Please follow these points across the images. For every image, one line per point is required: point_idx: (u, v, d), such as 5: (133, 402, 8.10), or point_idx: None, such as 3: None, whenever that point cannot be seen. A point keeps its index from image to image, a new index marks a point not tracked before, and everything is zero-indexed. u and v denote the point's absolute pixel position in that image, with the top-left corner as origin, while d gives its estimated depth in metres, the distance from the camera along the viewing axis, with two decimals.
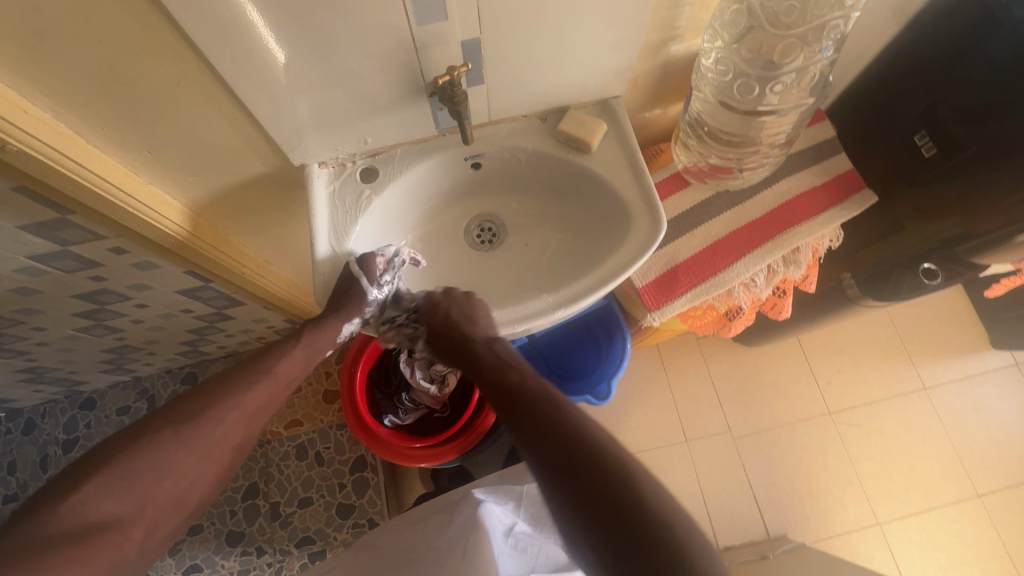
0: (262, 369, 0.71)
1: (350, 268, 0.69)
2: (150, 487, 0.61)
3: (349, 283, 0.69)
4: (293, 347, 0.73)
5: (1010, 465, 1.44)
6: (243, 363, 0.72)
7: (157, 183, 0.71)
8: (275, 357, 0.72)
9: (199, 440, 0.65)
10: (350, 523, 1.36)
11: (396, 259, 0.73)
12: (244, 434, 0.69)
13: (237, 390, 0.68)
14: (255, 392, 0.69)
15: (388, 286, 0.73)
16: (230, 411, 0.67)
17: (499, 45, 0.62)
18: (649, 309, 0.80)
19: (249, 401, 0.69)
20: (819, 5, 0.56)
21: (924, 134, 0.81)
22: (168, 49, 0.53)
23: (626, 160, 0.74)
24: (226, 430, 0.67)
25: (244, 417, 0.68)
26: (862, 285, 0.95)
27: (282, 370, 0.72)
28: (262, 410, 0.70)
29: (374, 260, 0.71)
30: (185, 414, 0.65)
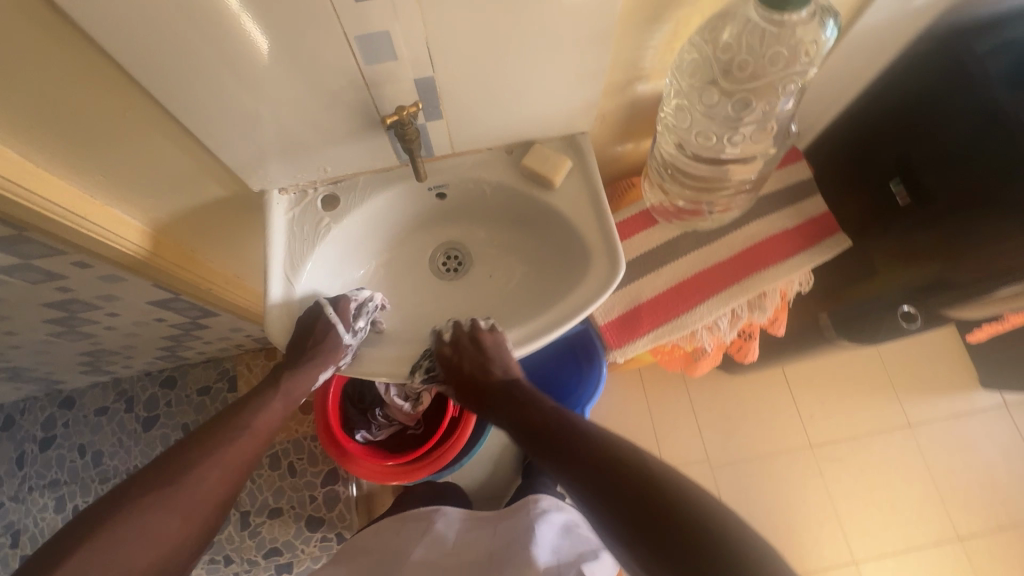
0: (241, 423, 0.73)
1: (325, 312, 0.69)
2: (136, 553, 0.61)
3: (324, 331, 0.68)
4: (272, 398, 0.75)
5: (994, 508, 1.40)
6: (220, 418, 0.73)
7: (114, 205, 0.71)
8: (254, 410, 0.74)
9: (183, 501, 0.65)
10: (318, 536, 1.36)
11: (370, 303, 0.74)
12: (230, 488, 0.69)
13: (217, 444, 0.69)
14: (236, 445, 0.70)
15: (360, 331, 0.72)
16: (214, 468, 0.68)
17: (454, 83, 0.61)
18: (610, 347, 0.80)
19: (233, 455, 0.70)
20: (773, 60, 0.57)
21: (899, 182, 0.81)
22: (103, 76, 0.54)
23: (588, 199, 0.73)
24: (212, 487, 0.67)
25: (229, 472, 0.69)
26: (839, 326, 0.90)
27: (262, 422, 0.74)
28: (246, 463, 0.71)
29: (348, 304, 0.71)
30: (166, 475, 0.65)
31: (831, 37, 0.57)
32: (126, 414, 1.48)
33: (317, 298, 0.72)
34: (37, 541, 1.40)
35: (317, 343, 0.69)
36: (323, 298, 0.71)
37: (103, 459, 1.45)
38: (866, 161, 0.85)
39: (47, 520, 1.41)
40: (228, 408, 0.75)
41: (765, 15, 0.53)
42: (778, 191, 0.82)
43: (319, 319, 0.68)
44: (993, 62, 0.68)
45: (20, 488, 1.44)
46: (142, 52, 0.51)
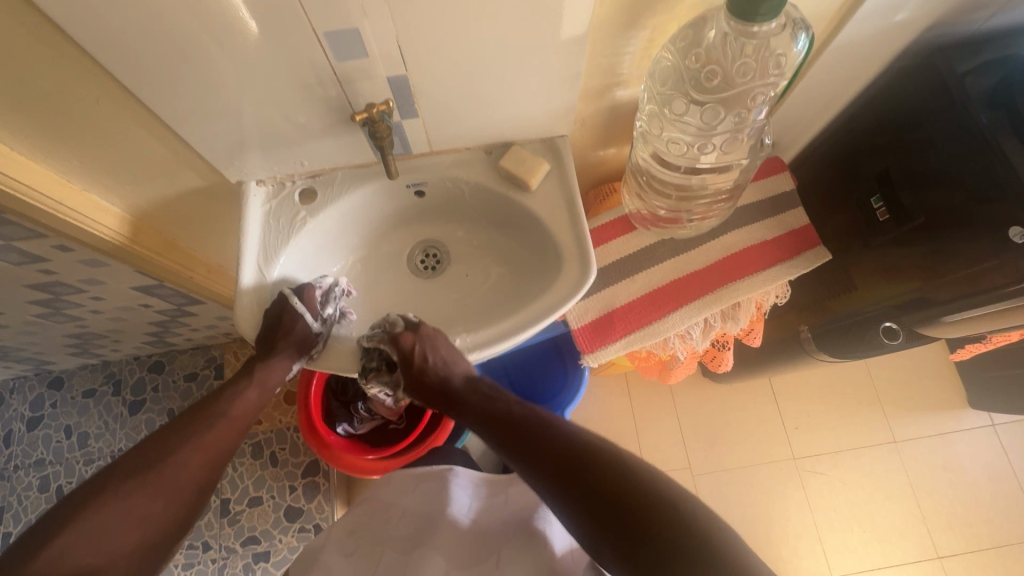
0: (217, 411, 0.73)
1: (292, 303, 0.69)
2: (121, 537, 0.60)
3: (292, 321, 0.70)
4: (247, 387, 0.76)
5: (975, 528, 1.40)
6: (195, 408, 0.73)
7: (92, 191, 0.71)
8: (229, 399, 0.75)
9: (165, 486, 0.65)
10: (297, 526, 1.36)
11: (335, 289, 0.75)
12: (210, 474, 0.70)
13: (196, 431, 0.70)
14: (214, 432, 0.71)
15: (329, 318, 0.75)
16: (192, 453, 0.68)
17: (428, 83, 0.61)
18: (584, 351, 0.79)
19: (211, 441, 0.71)
20: (741, 72, 0.56)
21: (879, 199, 0.79)
22: (77, 66, 0.54)
23: (565, 203, 0.73)
24: (193, 473, 0.68)
25: (210, 458, 0.70)
26: (817, 339, 0.95)
27: (239, 411, 0.74)
28: (224, 449, 0.72)
29: (314, 292, 0.72)
30: (146, 462, 0.65)
31: (803, 50, 0.57)
32: (113, 397, 1.50)
33: (290, 284, 0.73)
34: (20, 518, 1.41)
35: (285, 334, 0.71)
36: (289, 288, 0.71)
37: (88, 441, 1.46)
38: (849, 176, 0.85)
39: (32, 498, 1.43)
40: (202, 400, 0.75)
41: (734, 25, 0.53)
42: (758, 202, 0.81)
43: (286, 311, 0.69)
44: (972, 83, 0.68)
45: (5, 466, 1.45)
46: (111, 41, 0.52)
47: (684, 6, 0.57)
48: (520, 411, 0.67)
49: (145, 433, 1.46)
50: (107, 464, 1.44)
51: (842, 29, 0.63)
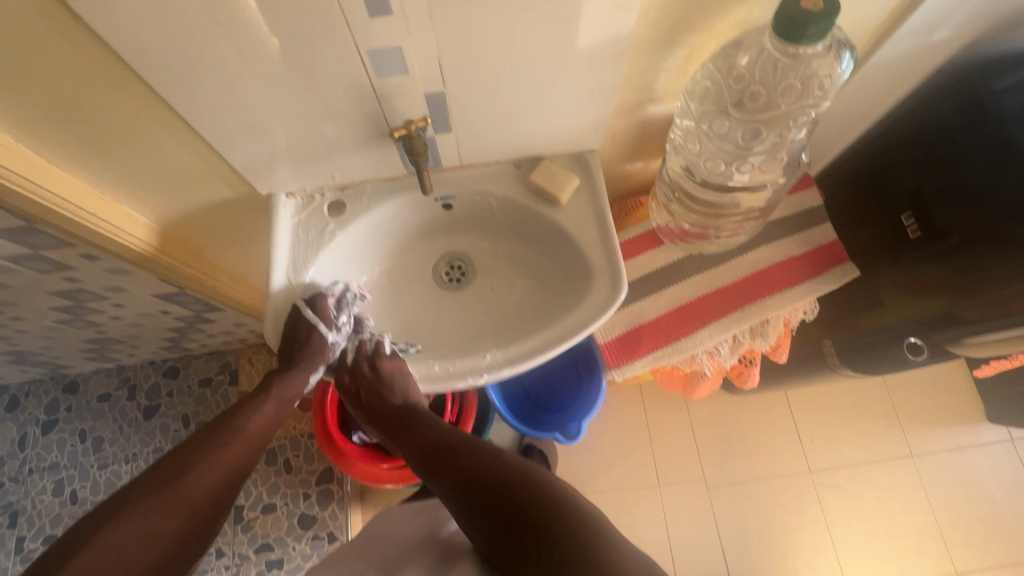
0: (235, 426, 0.70)
1: (304, 315, 0.69)
2: (132, 557, 0.58)
3: (307, 335, 0.70)
4: (264, 403, 0.74)
5: (994, 545, 1.38)
6: (211, 424, 0.71)
7: (122, 202, 0.71)
8: (246, 415, 0.72)
9: (179, 503, 0.62)
10: (310, 534, 1.36)
11: (347, 295, 0.74)
12: (226, 491, 0.67)
13: (211, 447, 0.67)
14: (231, 448, 0.68)
15: (344, 325, 0.74)
16: (208, 470, 0.66)
17: (464, 99, 0.61)
18: (610, 366, 0.79)
19: (227, 459, 0.68)
20: (785, 93, 0.57)
21: (910, 216, 0.79)
22: (120, 82, 0.54)
23: (595, 218, 0.72)
24: (208, 490, 0.65)
25: (226, 475, 0.67)
26: (841, 352, 0.90)
27: (255, 427, 0.72)
28: (239, 467, 0.69)
29: (326, 301, 0.71)
30: (161, 478, 0.63)
31: (846, 70, 0.57)
32: (127, 402, 1.50)
33: (318, 289, 0.72)
34: (34, 523, 1.41)
35: (301, 347, 0.71)
36: (301, 298, 0.71)
37: (103, 445, 1.47)
38: (877, 193, 0.85)
39: (45, 503, 1.43)
40: (220, 414, 0.73)
41: (778, 46, 0.53)
42: (787, 218, 0.81)
43: (300, 325, 0.69)
44: (1010, 101, 0.67)
45: (19, 470, 1.46)
46: (154, 59, 0.52)
47: (724, 25, 0.57)
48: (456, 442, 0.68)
49: (159, 439, 1.46)
50: (121, 469, 1.44)
51: (880, 49, 0.63)
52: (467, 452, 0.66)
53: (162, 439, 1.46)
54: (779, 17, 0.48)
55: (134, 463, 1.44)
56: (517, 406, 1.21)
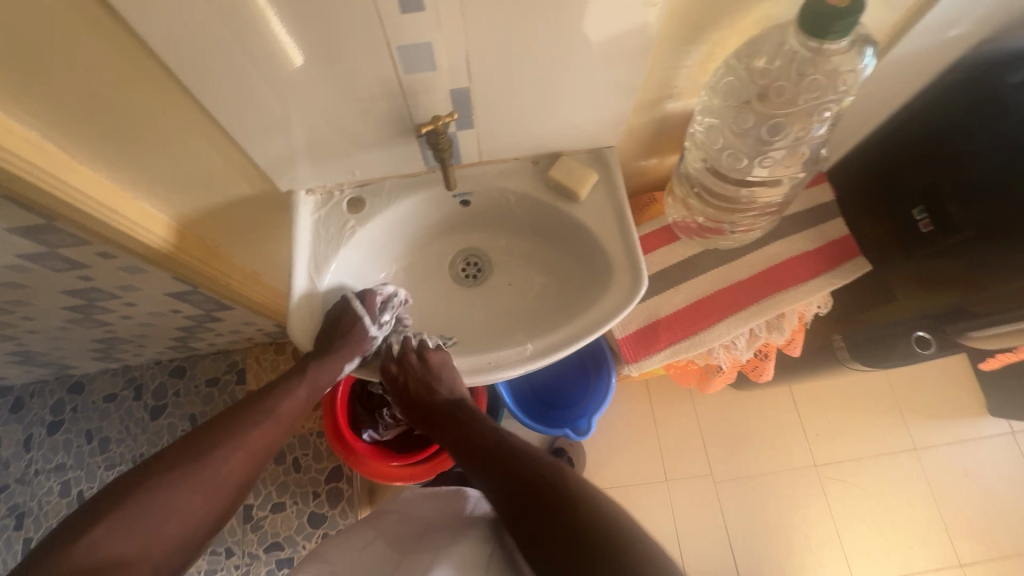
0: (265, 407, 0.69)
1: (353, 305, 0.70)
2: (159, 528, 0.58)
3: (350, 323, 0.69)
4: (297, 386, 0.72)
5: (997, 537, 1.40)
6: (244, 402, 0.70)
7: (141, 199, 0.71)
8: (279, 396, 0.71)
9: (204, 481, 0.62)
10: (320, 532, 1.36)
11: (394, 297, 0.74)
12: (250, 473, 0.67)
13: (242, 428, 0.67)
14: (261, 430, 0.68)
15: (387, 324, 0.73)
16: (236, 451, 0.65)
17: (487, 96, 0.62)
18: (627, 360, 0.80)
19: (255, 441, 0.67)
20: (809, 89, 0.58)
21: (922, 210, 0.80)
22: (150, 80, 0.55)
23: (613, 212, 0.73)
24: (234, 471, 0.65)
25: (252, 458, 0.67)
26: (852, 347, 0.92)
27: (287, 410, 0.71)
28: (267, 449, 0.68)
29: (374, 298, 0.71)
30: (191, 454, 0.63)
31: (869, 65, 0.58)
32: (134, 402, 1.49)
33: (341, 289, 0.73)
34: (41, 523, 1.41)
35: (343, 335, 0.69)
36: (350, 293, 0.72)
37: (109, 446, 1.46)
38: (888, 187, 0.86)
39: (52, 503, 1.42)
40: (253, 393, 0.72)
41: (803, 41, 0.54)
42: (801, 213, 0.82)
43: (346, 313, 0.70)
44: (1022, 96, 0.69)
45: (25, 471, 1.45)
46: (183, 57, 0.52)
47: (749, 21, 0.57)
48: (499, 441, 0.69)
49: (166, 438, 1.46)
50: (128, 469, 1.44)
51: (898, 45, 0.64)
52: (512, 448, 0.68)
53: (169, 439, 1.46)
54: (807, 12, 0.49)
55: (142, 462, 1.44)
56: (526, 403, 1.22)
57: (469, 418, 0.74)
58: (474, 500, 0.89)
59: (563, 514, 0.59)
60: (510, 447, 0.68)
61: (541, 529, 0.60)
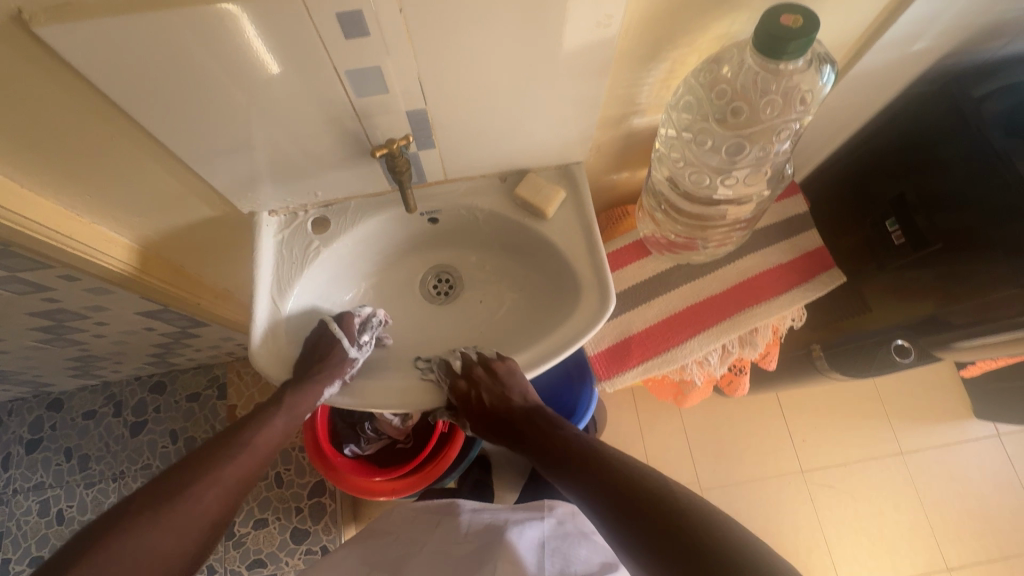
0: (241, 439, 0.68)
1: (330, 328, 0.70)
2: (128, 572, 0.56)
3: (328, 345, 0.69)
4: (274, 415, 0.71)
5: (984, 540, 1.39)
6: (220, 436, 0.69)
7: (100, 223, 0.70)
8: (256, 427, 0.70)
9: (177, 519, 0.60)
10: (303, 548, 1.34)
11: (373, 319, 0.75)
12: (224, 510, 0.64)
13: (218, 461, 0.65)
14: (236, 463, 0.66)
15: (366, 346, 0.73)
16: (210, 486, 0.63)
17: (446, 117, 0.61)
18: (600, 378, 0.78)
19: (229, 475, 0.65)
20: (766, 109, 0.57)
21: (893, 221, 0.79)
22: (93, 109, 0.53)
23: (581, 230, 0.72)
24: (208, 507, 0.63)
25: (227, 492, 0.65)
26: (830, 359, 0.93)
27: (262, 441, 0.70)
28: (242, 482, 0.67)
29: (352, 320, 0.73)
30: (164, 491, 0.61)
31: (829, 83, 0.58)
32: (114, 419, 1.47)
33: (305, 310, 0.72)
34: (19, 544, 1.39)
35: (321, 360, 0.68)
36: (328, 316, 0.72)
37: (89, 463, 1.44)
38: (862, 198, 0.85)
39: (31, 523, 1.40)
40: (228, 427, 0.71)
41: (759, 61, 0.53)
42: (773, 225, 0.81)
43: (323, 336, 0.70)
44: (989, 107, 0.68)
45: (4, 491, 1.43)
46: (126, 84, 0.50)
47: (706, 38, 0.57)
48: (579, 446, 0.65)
49: (147, 456, 1.44)
50: (108, 487, 1.42)
51: (861, 59, 0.63)
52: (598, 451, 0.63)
53: (150, 456, 1.44)
54: (761, 33, 0.48)
55: (123, 480, 1.42)
56: None
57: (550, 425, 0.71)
58: (469, 504, 0.90)
59: (664, 523, 0.51)
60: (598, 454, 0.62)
61: (645, 541, 0.52)
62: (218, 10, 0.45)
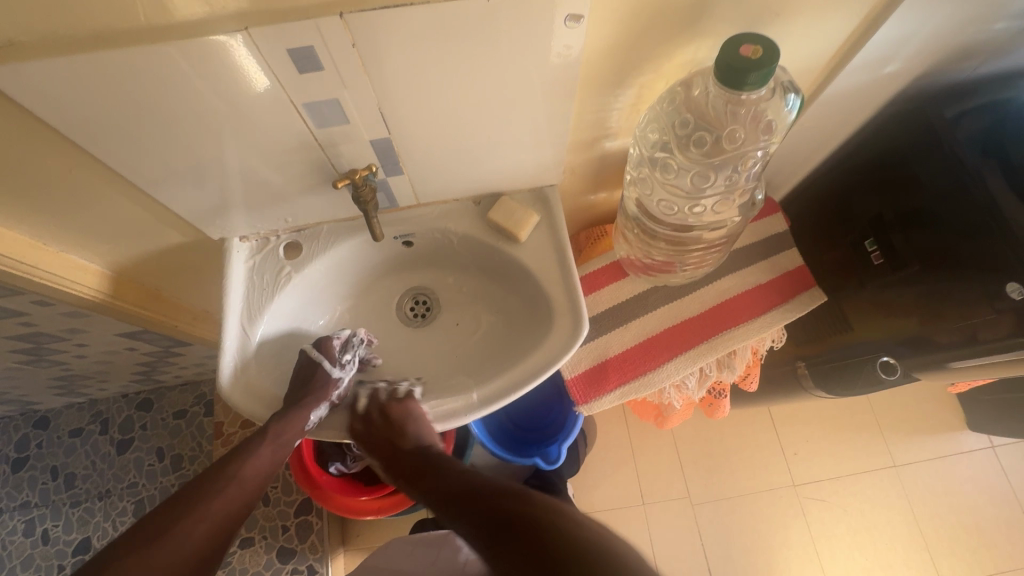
0: (227, 472, 0.64)
1: (310, 353, 0.69)
2: None
3: (310, 368, 0.68)
4: (260, 445, 0.66)
5: (979, 555, 1.37)
6: (207, 470, 0.65)
7: (69, 252, 0.69)
8: (242, 459, 0.66)
9: (165, 558, 0.56)
10: (289, 568, 1.33)
11: (354, 338, 0.73)
12: (216, 546, 0.60)
13: (203, 496, 0.62)
14: (223, 496, 0.62)
15: (350, 364, 0.72)
16: (199, 522, 0.60)
17: (412, 145, 0.60)
18: (577, 402, 0.77)
19: (219, 509, 0.62)
20: (732, 139, 0.57)
21: (873, 242, 0.78)
22: (52, 145, 0.53)
23: (556, 254, 0.71)
24: (197, 545, 0.59)
25: (217, 527, 0.61)
26: (817, 375, 0.91)
27: (250, 472, 0.66)
28: (232, 516, 0.63)
29: (330, 342, 0.71)
30: (148, 531, 0.57)
31: (794, 109, 0.58)
32: (100, 436, 1.46)
33: (277, 337, 0.72)
34: (5, 564, 1.38)
35: (306, 386, 0.67)
36: (309, 345, 0.71)
37: (75, 482, 1.43)
38: (844, 217, 0.84)
39: (16, 544, 1.39)
40: (215, 461, 0.67)
41: (722, 90, 0.53)
42: (752, 245, 0.80)
43: (304, 362, 0.69)
44: (963, 128, 0.68)
45: None
46: (81, 120, 0.50)
47: (672, 64, 0.57)
48: (459, 480, 0.63)
49: (133, 474, 1.43)
50: (95, 506, 1.41)
51: (830, 84, 0.63)
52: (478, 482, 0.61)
53: (136, 474, 1.43)
54: (721, 64, 0.48)
55: (109, 499, 1.41)
56: (500, 428, 1.15)
57: (440, 465, 0.68)
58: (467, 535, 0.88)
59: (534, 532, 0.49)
60: (480, 485, 0.60)
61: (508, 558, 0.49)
62: (170, 47, 0.45)
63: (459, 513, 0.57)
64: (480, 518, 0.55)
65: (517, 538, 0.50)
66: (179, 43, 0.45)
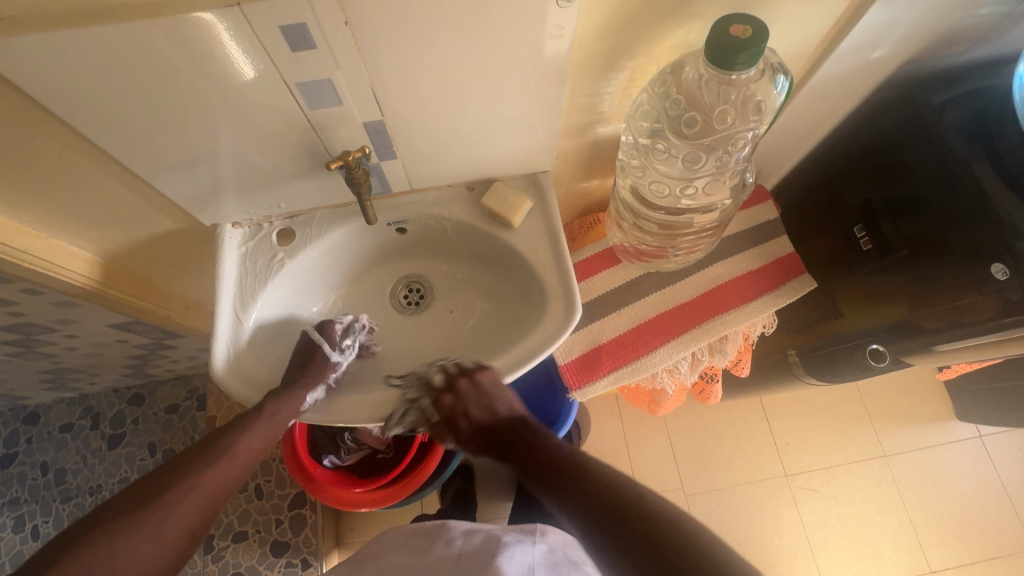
0: (220, 446, 0.64)
1: (311, 335, 0.70)
2: None
3: (310, 350, 0.69)
4: (255, 422, 0.66)
5: (968, 542, 1.39)
6: (201, 442, 0.65)
7: (59, 237, 0.69)
8: (236, 433, 0.65)
9: (153, 526, 0.56)
10: (283, 561, 1.32)
11: (355, 324, 0.74)
12: (204, 519, 0.60)
13: (195, 469, 0.61)
14: (213, 470, 0.62)
15: (349, 350, 0.72)
16: (188, 494, 0.59)
17: (405, 128, 0.60)
18: (571, 388, 0.78)
19: (208, 482, 0.61)
20: (722, 119, 0.57)
21: (861, 228, 0.79)
22: (42, 126, 0.53)
23: (548, 239, 0.72)
24: (185, 516, 0.58)
25: (206, 499, 0.60)
26: (808, 365, 0.92)
27: (243, 447, 0.65)
28: (222, 491, 0.62)
29: (333, 326, 0.72)
30: (137, 500, 0.57)
31: (783, 93, 0.58)
32: (91, 432, 1.45)
33: (272, 323, 0.72)
34: None
35: (304, 367, 0.68)
36: (311, 327, 0.72)
37: (66, 478, 1.42)
38: (834, 205, 0.86)
39: (6, 540, 1.38)
40: (210, 434, 0.67)
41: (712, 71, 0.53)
42: (742, 232, 0.81)
43: (305, 343, 0.70)
44: (950, 114, 0.69)
45: None
46: (70, 98, 0.50)
47: (663, 48, 0.58)
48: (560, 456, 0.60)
49: (125, 469, 1.42)
50: (85, 502, 1.39)
51: (819, 69, 0.64)
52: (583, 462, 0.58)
53: (128, 469, 1.42)
54: (711, 44, 0.48)
55: (100, 494, 1.40)
56: None
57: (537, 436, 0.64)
58: (460, 526, 0.89)
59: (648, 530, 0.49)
60: (584, 468, 0.57)
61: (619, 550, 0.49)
62: (164, 24, 0.45)
63: (558, 491, 0.56)
64: (586, 501, 0.53)
65: (630, 536, 0.49)
66: (170, 19, 0.45)
